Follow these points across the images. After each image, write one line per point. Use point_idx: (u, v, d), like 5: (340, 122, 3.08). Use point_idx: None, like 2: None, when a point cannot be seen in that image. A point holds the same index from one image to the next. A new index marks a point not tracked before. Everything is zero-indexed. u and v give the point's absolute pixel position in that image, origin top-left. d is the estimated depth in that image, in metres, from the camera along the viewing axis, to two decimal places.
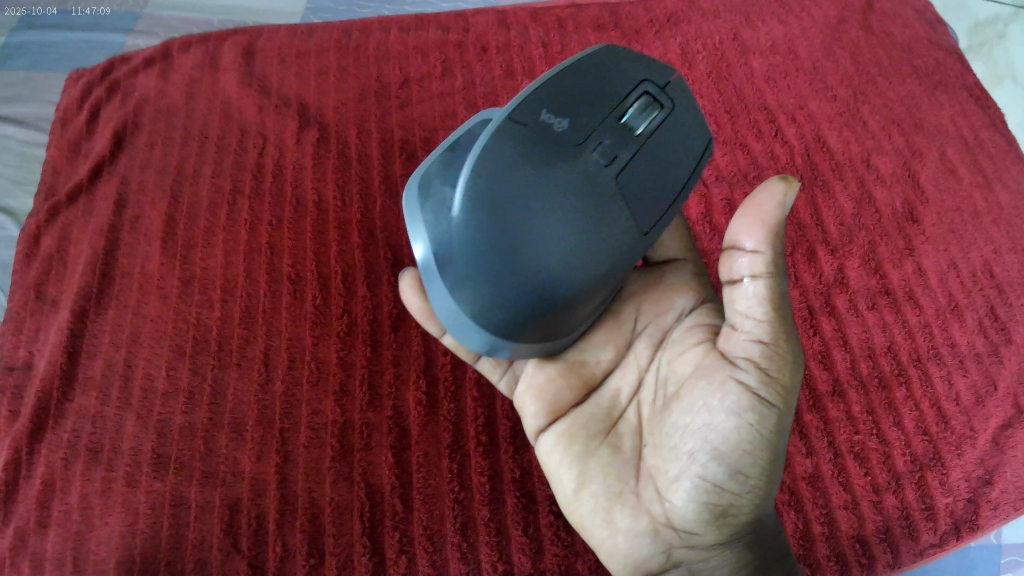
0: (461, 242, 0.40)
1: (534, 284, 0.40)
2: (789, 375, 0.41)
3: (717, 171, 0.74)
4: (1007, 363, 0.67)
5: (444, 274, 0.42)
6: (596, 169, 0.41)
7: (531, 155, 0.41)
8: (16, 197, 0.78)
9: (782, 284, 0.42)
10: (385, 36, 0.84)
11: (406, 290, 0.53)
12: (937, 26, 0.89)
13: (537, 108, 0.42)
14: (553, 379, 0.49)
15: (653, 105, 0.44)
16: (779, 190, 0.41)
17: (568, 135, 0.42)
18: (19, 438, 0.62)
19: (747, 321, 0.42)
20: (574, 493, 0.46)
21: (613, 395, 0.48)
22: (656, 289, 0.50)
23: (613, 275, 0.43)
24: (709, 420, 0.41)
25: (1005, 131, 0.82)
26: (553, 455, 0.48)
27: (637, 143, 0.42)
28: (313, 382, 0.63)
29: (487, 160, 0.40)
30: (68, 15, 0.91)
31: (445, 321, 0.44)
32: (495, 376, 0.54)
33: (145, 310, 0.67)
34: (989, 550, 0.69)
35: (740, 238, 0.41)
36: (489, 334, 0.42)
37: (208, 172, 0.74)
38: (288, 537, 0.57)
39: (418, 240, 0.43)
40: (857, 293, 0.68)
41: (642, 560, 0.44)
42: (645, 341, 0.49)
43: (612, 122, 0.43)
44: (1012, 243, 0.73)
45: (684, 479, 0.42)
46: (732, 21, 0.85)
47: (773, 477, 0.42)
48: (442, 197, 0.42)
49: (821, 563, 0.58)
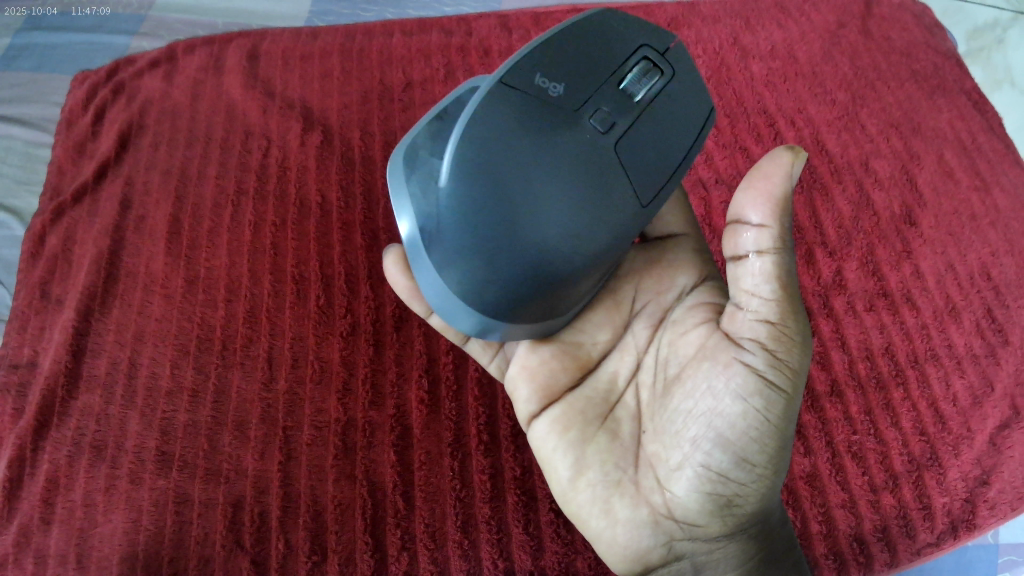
0: (452, 216, 0.41)
1: (531, 261, 0.40)
2: (796, 357, 0.42)
3: (717, 174, 0.75)
4: (1004, 364, 0.68)
5: (432, 252, 0.42)
6: (594, 137, 0.41)
7: (525, 122, 0.41)
8: (20, 197, 0.79)
9: (789, 260, 0.41)
10: (389, 39, 0.85)
11: (390, 268, 0.52)
12: (935, 31, 0.90)
13: (530, 73, 0.42)
14: (547, 361, 0.50)
15: (653, 71, 0.44)
16: (786, 162, 0.41)
17: (564, 102, 0.42)
18: (23, 436, 0.62)
19: (753, 299, 0.42)
20: (571, 480, 0.47)
21: (610, 378, 0.49)
22: (657, 269, 0.51)
23: (614, 250, 0.43)
24: (714, 405, 0.42)
25: (1003, 135, 0.82)
26: (548, 441, 0.48)
27: (636, 110, 0.43)
28: (316, 381, 0.63)
29: (477, 126, 0.41)
30: (74, 16, 0.92)
31: (433, 299, 0.44)
32: (485, 357, 0.55)
33: (149, 310, 0.68)
34: (987, 549, 0.69)
35: (746, 212, 0.42)
36: (480, 312, 0.42)
37: (213, 173, 0.75)
38: (290, 534, 0.58)
39: (403, 215, 0.44)
40: (855, 294, 0.69)
41: (643, 551, 0.45)
42: (644, 321, 0.49)
43: (610, 89, 0.43)
44: (1009, 245, 0.74)
45: (687, 467, 0.43)
46: (732, 25, 0.86)
47: (779, 466, 0.43)
48: (430, 168, 0.42)
49: (819, 562, 0.59)
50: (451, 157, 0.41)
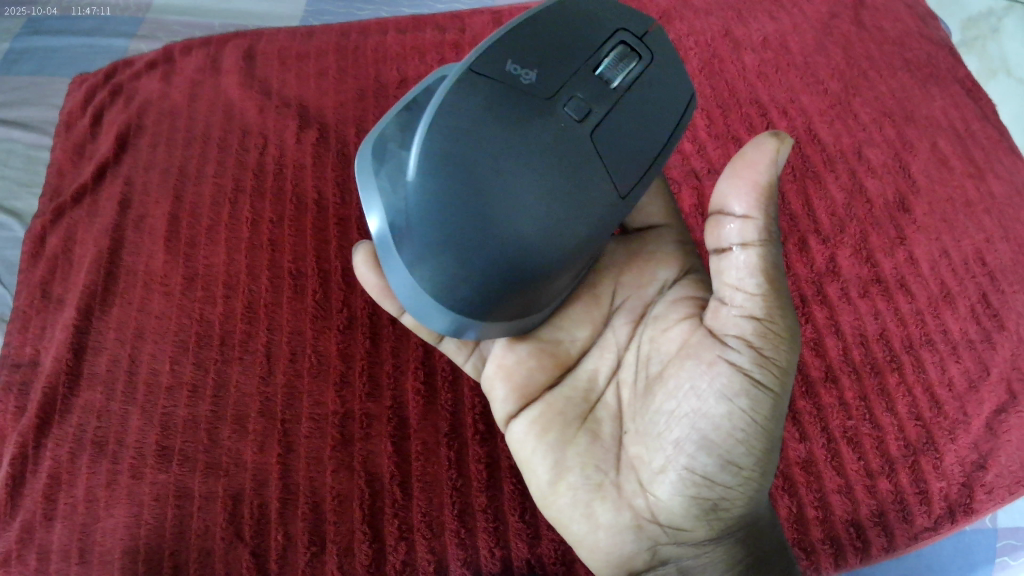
0: (420, 212, 0.41)
1: (506, 258, 0.41)
2: (784, 355, 0.42)
3: (710, 165, 0.76)
4: (1000, 349, 0.68)
5: (401, 248, 0.42)
6: (569, 125, 0.42)
7: (496, 113, 0.41)
8: (21, 199, 0.80)
9: (774, 252, 0.42)
10: (384, 37, 0.86)
11: (360, 265, 0.53)
12: (928, 21, 0.90)
13: (501, 61, 0.43)
14: (523, 360, 0.50)
15: (630, 56, 0.44)
16: (771, 147, 0.41)
17: (536, 89, 0.42)
18: (26, 433, 0.63)
19: (737, 294, 0.42)
20: (550, 485, 0.47)
21: (590, 375, 0.49)
22: (637, 262, 0.51)
23: (592, 241, 0.43)
24: (698, 405, 0.42)
25: (996, 122, 0.83)
26: (526, 443, 0.48)
27: (613, 96, 0.43)
28: (314, 374, 0.64)
29: (446, 116, 0.41)
30: (73, 20, 0.93)
31: (403, 298, 0.44)
32: (461, 356, 0.56)
33: (149, 307, 0.68)
34: (986, 533, 0.69)
35: (730, 203, 0.42)
36: (452, 311, 0.43)
37: (210, 172, 0.76)
38: (289, 525, 0.58)
39: (372, 210, 0.44)
40: (849, 281, 0.69)
41: (626, 556, 0.46)
42: (625, 317, 0.50)
43: (584, 76, 0.43)
44: (1003, 231, 0.74)
45: (671, 470, 0.43)
46: (724, 17, 0.86)
47: (766, 468, 0.43)
48: (398, 161, 0.43)
49: (816, 547, 0.59)
50: (418, 149, 0.41)
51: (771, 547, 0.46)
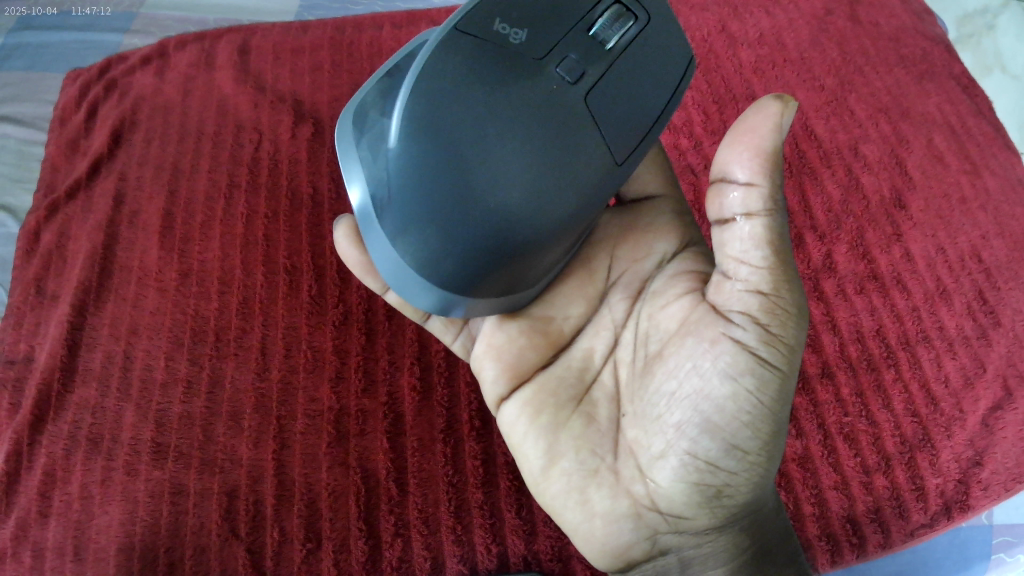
0: (401, 183, 0.41)
1: (500, 232, 0.40)
2: (791, 331, 0.42)
3: (706, 161, 0.76)
4: (996, 346, 0.68)
5: (383, 221, 0.43)
6: (561, 87, 0.41)
7: (485, 77, 0.41)
8: (15, 195, 0.79)
9: (780, 221, 0.41)
10: (378, 33, 0.85)
11: (343, 242, 0.52)
12: (923, 16, 0.90)
13: (489, 23, 0.43)
14: (514, 338, 0.50)
15: (625, 16, 0.44)
16: (775, 111, 0.40)
17: (525, 51, 0.42)
18: (20, 430, 0.63)
19: (741, 268, 0.42)
20: (544, 470, 0.47)
21: (585, 355, 0.49)
22: (632, 237, 0.51)
23: (586, 210, 0.43)
24: (701, 387, 0.42)
25: (991, 118, 0.83)
26: (517, 424, 0.49)
27: (608, 57, 0.43)
28: (309, 370, 0.64)
29: (431, 81, 0.41)
30: (67, 14, 0.92)
31: (386, 273, 0.44)
32: (449, 335, 0.56)
33: (144, 303, 0.68)
34: (982, 529, 0.70)
35: (733, 170, 0.41)
36: (438, 287, 0.43)
37: (204, 167, 0.75)
38: (285, 521, 0.58)
39: (354, 182, 0.44)
40: (845, 277, 0.70)
41: (623, 546, 0.46)
42: (621, 293, 0.49)
43: (576, 36, 0.43)
44: (999, 228, 0.74)
45: (671, 455, 0.43)
46: (720, 13, 0.86)
47: (773, 452, 0.43)
48: (379, 130, 0.43)
49: (812, 543, 0.59)
50: (401, 116, 0.41)
51: (776, 538, 0.47)
